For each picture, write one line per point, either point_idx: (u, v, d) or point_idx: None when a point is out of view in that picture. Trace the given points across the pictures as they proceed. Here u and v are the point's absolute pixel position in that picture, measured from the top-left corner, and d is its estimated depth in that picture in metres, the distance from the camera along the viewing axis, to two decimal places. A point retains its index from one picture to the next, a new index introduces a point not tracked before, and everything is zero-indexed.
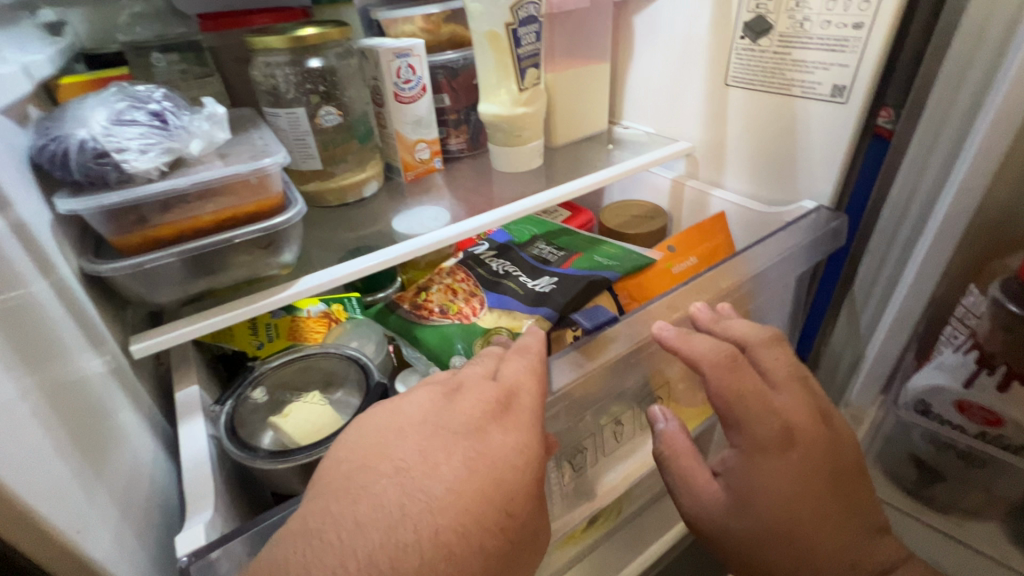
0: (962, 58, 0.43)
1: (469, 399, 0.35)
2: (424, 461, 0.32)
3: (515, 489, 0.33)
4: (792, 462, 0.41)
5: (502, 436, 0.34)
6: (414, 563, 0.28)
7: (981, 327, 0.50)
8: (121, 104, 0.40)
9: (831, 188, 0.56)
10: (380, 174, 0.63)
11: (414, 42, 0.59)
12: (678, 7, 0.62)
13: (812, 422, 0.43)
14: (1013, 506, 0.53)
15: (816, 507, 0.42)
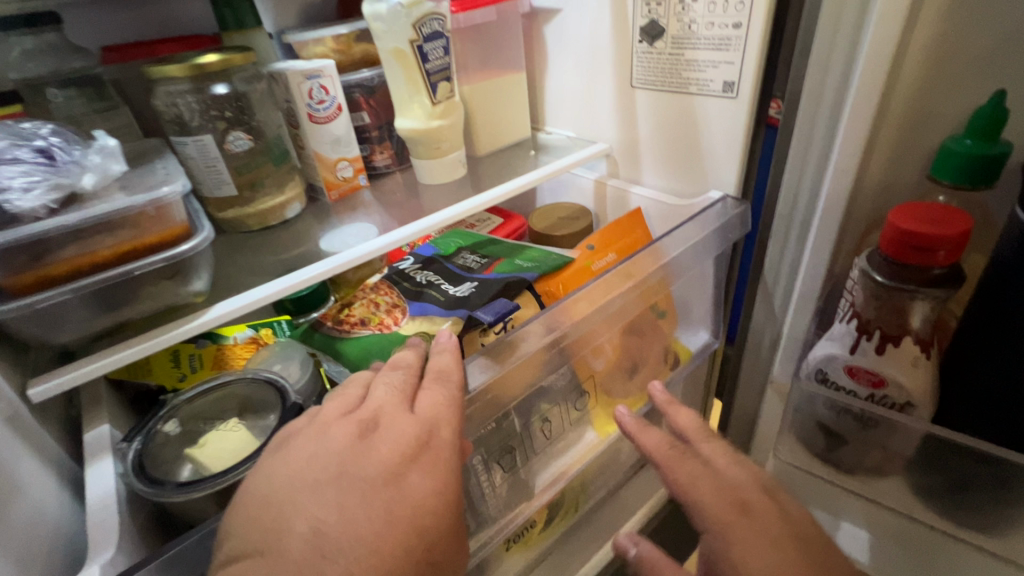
0: (825, 50, 0.47)
1: (386, 438, 0.35)
2: (338, 518, 0.31)
3: (436, 533, 0.34)
4: (750, 530, 0.42)
5: (422, 478, 0.35)
6: None
7: (858, 298, 0.55)
8: (2, 144, 0.39)
9: (734, 179, 0.59)
10: (302, 195, 0.63)
11: (324, 63, 0.59)
12: (581, 16, 0.64)
13: (763, 494, 0.45)
14: (909, 460, 0.56)
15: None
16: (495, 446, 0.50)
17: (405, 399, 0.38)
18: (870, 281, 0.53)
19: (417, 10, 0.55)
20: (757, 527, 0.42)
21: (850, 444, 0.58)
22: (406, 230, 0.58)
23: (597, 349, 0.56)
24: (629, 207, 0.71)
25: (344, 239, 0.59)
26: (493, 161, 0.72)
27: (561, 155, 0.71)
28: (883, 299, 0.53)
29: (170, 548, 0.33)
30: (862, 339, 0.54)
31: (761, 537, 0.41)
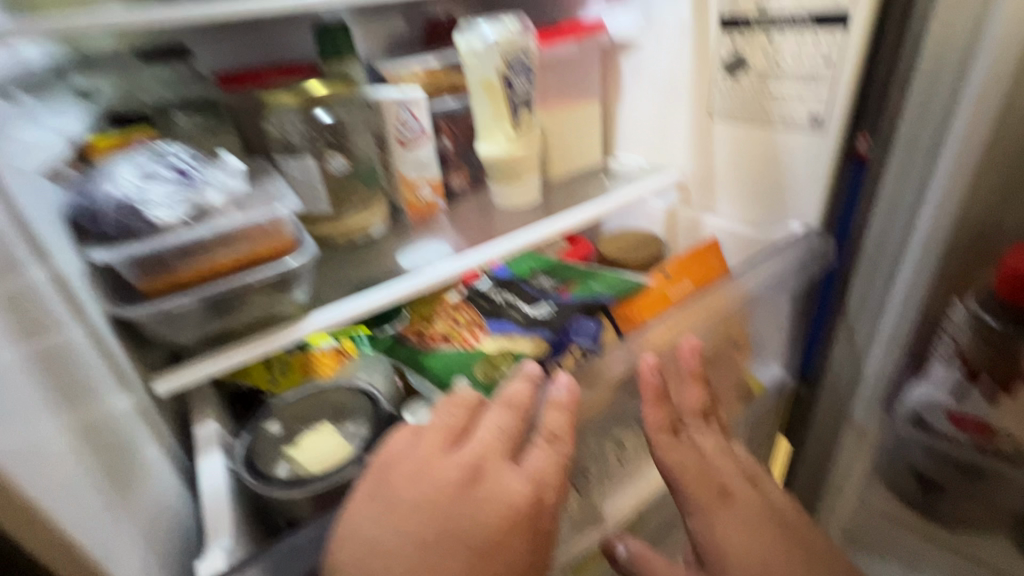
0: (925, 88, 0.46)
1: (493, 497, 0.36)
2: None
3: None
4: (734, 519, 0.45)
5: (523, 546, 0.35)
6: None
7: (963, 340, 0.53)
8: (149, 163, 0.44)
9: (816, 214, 0.58)
10: (384, 216, 0.66)
11: (415, 94, 0.63)
12: (660, 49, 0.66)
13: (748, 489, 0.47)
14: (1018, 518, 0.57)
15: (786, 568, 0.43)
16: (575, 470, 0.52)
17: (508, 448, 0.39)
18: (981, 324, 0.51)
19: (509, 47, 0.58)
20: (739, 511, 0.45)
21: (948, 494, 0.58)
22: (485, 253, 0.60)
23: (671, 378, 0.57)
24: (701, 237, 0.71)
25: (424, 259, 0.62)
26: (564, 188, 0.74)
27: (632, 184, 0.72)
28: (993, 345, 0.51)
29: (282, 547, 0.36)
30: (967, 384, 0.53)
31: (743, 524, 0.44)
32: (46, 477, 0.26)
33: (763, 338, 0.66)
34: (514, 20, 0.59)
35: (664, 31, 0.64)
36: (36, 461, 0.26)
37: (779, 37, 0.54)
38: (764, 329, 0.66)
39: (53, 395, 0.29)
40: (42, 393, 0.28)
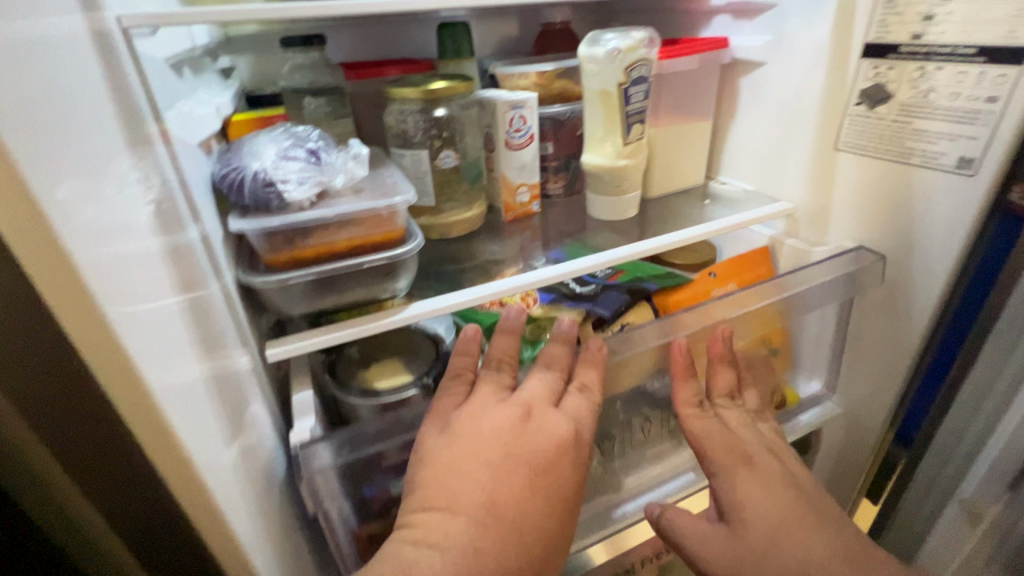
0: None
1: (543, 429, 0.44)
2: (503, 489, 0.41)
3: (569, 501, 0.44)
4: (752, 480, 0.50)
5: (570, 468, 0.44)
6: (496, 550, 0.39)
7: None
8: (287, 142, 0.47)
9: (950, 264, 0.53)
10: (483, 213, 0.67)
11: (527, 96, 0.63)
12: (787, 71, 0.62)
13: (775, 468, 0.51)
14: None
15: (797, 529, 0.47)
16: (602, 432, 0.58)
17: (553, 396, 0.47)
18: None
19: (631, 56, 0.57)
20: (760, 476, 0.50)
21: None
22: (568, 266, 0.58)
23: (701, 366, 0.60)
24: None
25: (517, 258, 0.63)
26: (662, 204, 0.72)
27: (736, 209, 0.68)
28: None
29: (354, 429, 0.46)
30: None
31: (763, 486, 0.49)
32: (190, 422, 0.29)
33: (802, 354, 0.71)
34: (642, 31, 0.58)
35: (796, 52, 0.60)
36: (181, 406, 0.28)
37: (934, 68, 0.49)
38: (808, 342, 0.70)
39: (198, 345, 0.32)
40: (191, 345, 0.31)
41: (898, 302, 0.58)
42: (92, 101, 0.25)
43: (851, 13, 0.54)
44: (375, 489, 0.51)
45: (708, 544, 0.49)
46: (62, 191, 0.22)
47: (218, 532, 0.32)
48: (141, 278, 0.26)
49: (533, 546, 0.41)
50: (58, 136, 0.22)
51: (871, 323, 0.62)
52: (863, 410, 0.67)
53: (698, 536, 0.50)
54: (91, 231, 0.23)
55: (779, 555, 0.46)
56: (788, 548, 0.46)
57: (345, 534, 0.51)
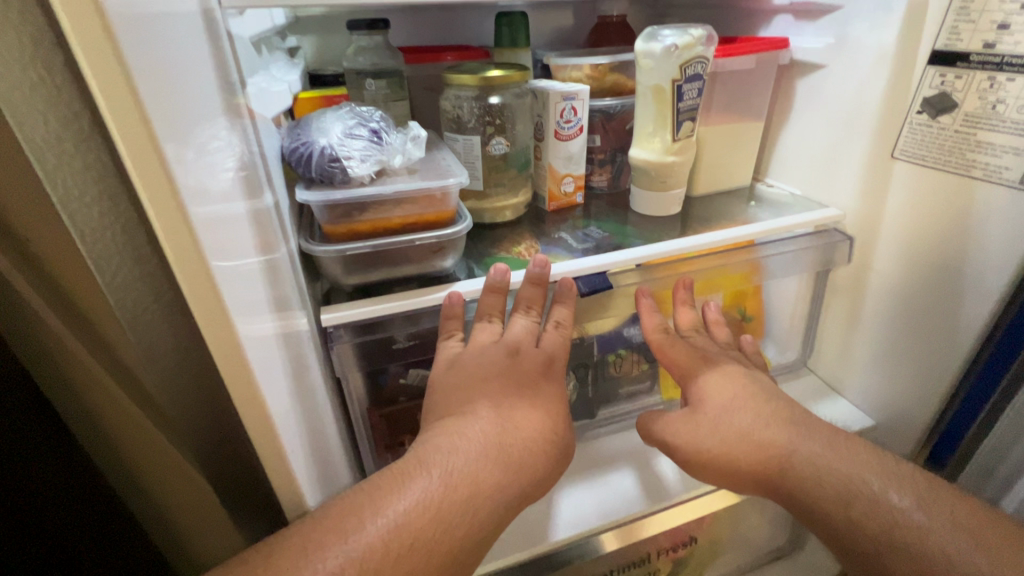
0: None
1: (528, 359, 0.52)
2: (500, 399, 0.48)
3: (560, 422, 0.50)
4: (715, 375, 0.55)
5: (553, 388, 0.52)
6: (491, 433, 0.46)
7: None
8: (352, 121, 0.50)
9: (1004, 283, 0.51)
10: (527, 200, 0.69)
11: (580, 87, 0.64)
12: (847, 75, 0.61)
13: (736, 369, 0.56)
14: None
15: (758, 407, 0.51)
16: (576, 359, 0.66)
17: (533, 337, 0.54)
18: None
19: (688, 53, 0.58)
20: (720, 368, 0.56)
21: None
22: (573, 262, 0.58)
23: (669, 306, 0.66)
24: (865, 285, 0.65)
25: (557, 243, 0.65)
26: (706, 203, 0.72)
27: (782, 212, 0.68)
28: None
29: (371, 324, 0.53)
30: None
31: (727, 377, 0.54)
32: (264, 372, 0.32)
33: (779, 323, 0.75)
34: (701, 29, 0.58)
35: (858, 56, 0.59)
36: (258, 355, 0.32)
37: (1005, 79, 0.48)
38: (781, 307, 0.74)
39: (270, 302, 0.35)
40: (267, 303, 0.34)
41: (936, 301, 0.58)
42: (201, 71, 0.28)
43: (920, 19, 0.53)
44: (386, 376, 0.59)
45: (671, 425, 0.54)
46: (171, 150, 0.24)
47: (281, 468, 0.36)
48: (230, 236, 0.30)
49: (516, 416, 0.48)
50: (172, 102, 0.25)
51: (916, 335, 0.61)
52: (898, 423, 0.65)
53: (670, 429, 0.53)
54: (191, 194, 0.26)
55: (731, 424, 0.50)
56: (746, 417, 0.51)
57: (363, 418, 0.58)
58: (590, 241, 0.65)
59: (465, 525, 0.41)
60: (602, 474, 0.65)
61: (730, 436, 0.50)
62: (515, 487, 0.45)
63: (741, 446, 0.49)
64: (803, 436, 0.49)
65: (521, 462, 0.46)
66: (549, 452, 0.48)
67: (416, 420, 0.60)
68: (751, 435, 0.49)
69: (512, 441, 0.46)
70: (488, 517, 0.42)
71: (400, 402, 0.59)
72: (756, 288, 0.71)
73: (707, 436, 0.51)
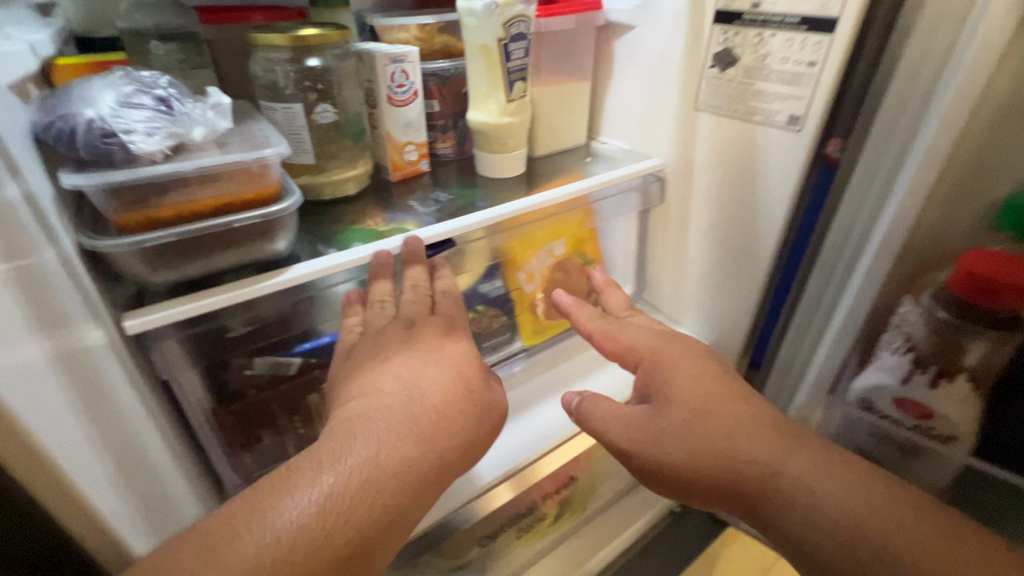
0: (889, 110, 0.50)
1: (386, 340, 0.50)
2: (410, 373, 0.47)
3: (474, 374, 0.50)
4: (679, 364, 0.52)
5: (458, 343, 0.52)
6: (408, 401, 0.45)
7: (916, 333, 0.58)
8: (129, 88, 0.42)
9: (785, 210, 0.61)
10: (369, 171, 0.65)
11: (408, 49, 0.61)
12: (654, 34, 0.67)
13: (692, 353, 0.53)
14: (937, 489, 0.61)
15: (723, 401, 0.49)
16: None
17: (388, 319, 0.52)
18: (935, 319, 0.56)
19: (509, 11, 0.58)
20: (683, 354, 0.53)
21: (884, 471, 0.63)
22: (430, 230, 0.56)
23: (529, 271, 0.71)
24: (688, 224, 0.73)
25: (405, 213, 0.62)
26: (548, 162, 0.75)
27: (614, 165, 0.73)
28: (947, 341, 0.56)
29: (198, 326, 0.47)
30: (915, 372, 0.58)
31: (696, 369, 0.51)
32: (20, 398, 0.27)
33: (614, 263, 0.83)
34: None
35: (660, 16, 0.65)
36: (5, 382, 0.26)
37: (769, 34, 0.56)
38: (614, 249, 0.81)
39: (27, 321, 0.29)
40: (16, 321, 0.28)
41: (740, 231, 0.67)
42: None
43: None
44: (227, 370, 0.52)
45: (628, 421, 0.51)
46: None
47: None
48: None
49: (429, 379, 0.47)
50: None
51: (727, 265, 0.70)
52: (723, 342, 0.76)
53: (622, 425, 0.51)
54: None
55: (703, 430, 0.47)
56: (708, 426, 0.48)
57: (209, 421, 0.51)
58: (438, 204, 0.64)
59: (376, 516, 0.39)
60: None
61: (700, 445, 0.47)
62: (432, 464, 0.43)
63: (702, 450, 0.47)
64: (774, 431, 0.47)
65: (444, 422, 0.45)
66: (469, 405, 0.47)
67: (278, 408, 0.55)
68: (723, 441, 0.47)
69: (425, 415, 0.44)
70: (419, 470, 0.42)
71: (251, 395, 0.53)
72: (594, 234, 0.77)
73: (671, 441, 0.48)
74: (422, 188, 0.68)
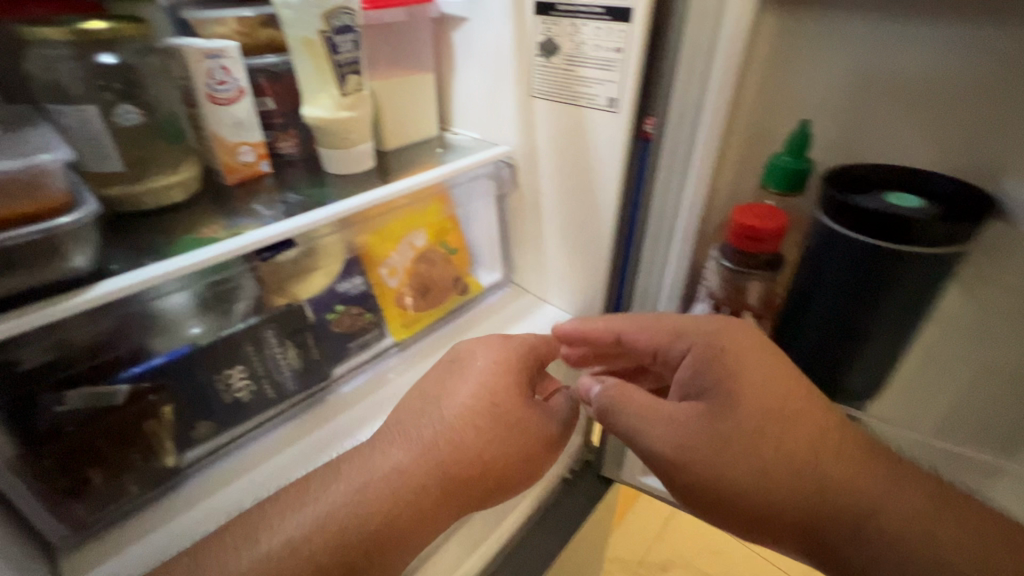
0: (682, 90, 0.57)
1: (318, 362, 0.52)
2: (441, 406, 0.56)
3: (504, 396, 0.56)
4: (757, 366, 0.51)
5: (481, 365, 0.59)
6: (436, 431, 0.54)
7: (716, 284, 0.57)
8: None
9: (617, 186, 0.66)
10: (197, 175, 0.60)
11: (226, 43, 0.58)
12: (487, 25, 0.69)
13: (758, 346, 0.53)
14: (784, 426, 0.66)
15: (798, 408, 0.50)
16: (289, 325, 0.61)
17: None
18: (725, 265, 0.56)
19: (328, 3, 0.57)
20: (756, 351, 0.52)
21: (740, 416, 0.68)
22: (266, 230, 0.54)
23: (391, 266, 0.71)
24: (541, 206, 0.77)
25: (244, 218, 0.59)
26: (400, 156, 0.75)
27: (465, 154, 0.75)
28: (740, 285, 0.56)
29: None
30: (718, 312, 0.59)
31: (762, 363, 0.51)
32: None
33: (480, 250, 0.85)
34: None
35: (489, 9, 0.67)
36: None
37: (581, 24, 0.60)
38: (479, 238, 0.84)
39: None
40: None
41: (584, 210, 0.72)
42: None
43: None
44: (30, 410, 0.46)
45: (683, 423, 0.52)
46: None
47: None
48: None
49: (456, 409, 0.55)
50: None
51: (578, 243, 0.75)
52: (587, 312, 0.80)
53: (671, 428, 0.52)
54: None
55: (768, 441, 0.49)
56: (774, 438, 0.49)
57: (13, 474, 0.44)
58: (281, 206, 0.61)
59: (368, 520, 0.50)
60: (348, 440, 0.61)
61: (767, 456, 0.49)
62: (432, 481, 0.52)
63: (777, 465, 0.49)
64: (838, 444, 0.50)
65: (462, 449, 0.53)
66: (497, 423, 0.55)
67: (106, 445, 0.49)
68: (790, 454, 0.49)
69: (436, 447, 0.53)
70: (420, 495, 0.51)
71: (69, 433, 0.47)
72: (455, 224, 0.79)
73: (743, 455, 0.49)
74: (264, 191, 0.65)
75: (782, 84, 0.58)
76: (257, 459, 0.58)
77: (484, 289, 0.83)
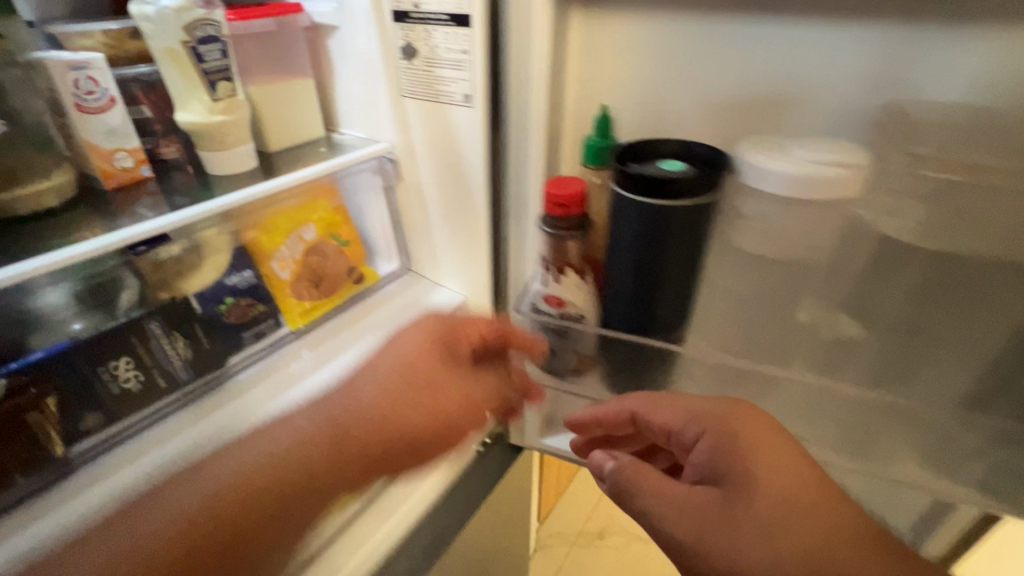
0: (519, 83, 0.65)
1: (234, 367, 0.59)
2: (357, 383, 0.63)
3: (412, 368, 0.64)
4: (772, 454, 0.50)
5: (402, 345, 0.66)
6: (345, 405, 0.62)
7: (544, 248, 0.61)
8: None
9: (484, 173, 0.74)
10: (71, 181, 0.64)
11: (92, 55, 0.61)
12: (355, 33, 0.75)
13: (773, 432, 0.52)
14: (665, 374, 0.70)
15: (814, 499, 0.48)
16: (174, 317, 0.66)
17: None
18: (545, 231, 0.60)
19: (187, 15, 0.61)
20: (770, 437, 0.52)
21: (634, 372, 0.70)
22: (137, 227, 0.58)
23: (279, 258, 0.76)
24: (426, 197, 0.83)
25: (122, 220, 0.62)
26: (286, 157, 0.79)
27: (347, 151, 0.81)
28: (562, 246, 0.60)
29: None
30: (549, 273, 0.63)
31: (778, 450, 0.51)
32: None
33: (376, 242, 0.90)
34: None
35: (354, 17, 0.73)
36: None
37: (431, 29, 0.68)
38: (373, 231, 0.90)
39: None
40: None
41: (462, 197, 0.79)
42: None
43: None
44: None
45: (692, 502, 0.50)
46: None
47: None
48: None
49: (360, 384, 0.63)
50: None
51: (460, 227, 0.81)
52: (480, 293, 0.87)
53: (676, 508, 0.50)
54: None
55: (784, 532, 0.46)
56: (793, 528, 0.47)
57: None
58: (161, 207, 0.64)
59: (262, 488, 0.56)
60: (241, 424, 0.64)
61: (782, 545, 0.46)
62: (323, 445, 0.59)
63: (787, 556, 0.46)
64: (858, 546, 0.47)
65: (365, 423, 0.61)
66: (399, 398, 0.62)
67: None
68: (802, 545, 0.46)
69: (337, 418, 0.61)
70: (314, 464, 0.58)
71: None
72: (346, 217, 0.84)
73: (749, 536, 0.47)
74: (146, 194, 0.68)
75: (599, 70, 0.67)
76: (154, 445, 0.61)
77: (381, 278, 0.88)
